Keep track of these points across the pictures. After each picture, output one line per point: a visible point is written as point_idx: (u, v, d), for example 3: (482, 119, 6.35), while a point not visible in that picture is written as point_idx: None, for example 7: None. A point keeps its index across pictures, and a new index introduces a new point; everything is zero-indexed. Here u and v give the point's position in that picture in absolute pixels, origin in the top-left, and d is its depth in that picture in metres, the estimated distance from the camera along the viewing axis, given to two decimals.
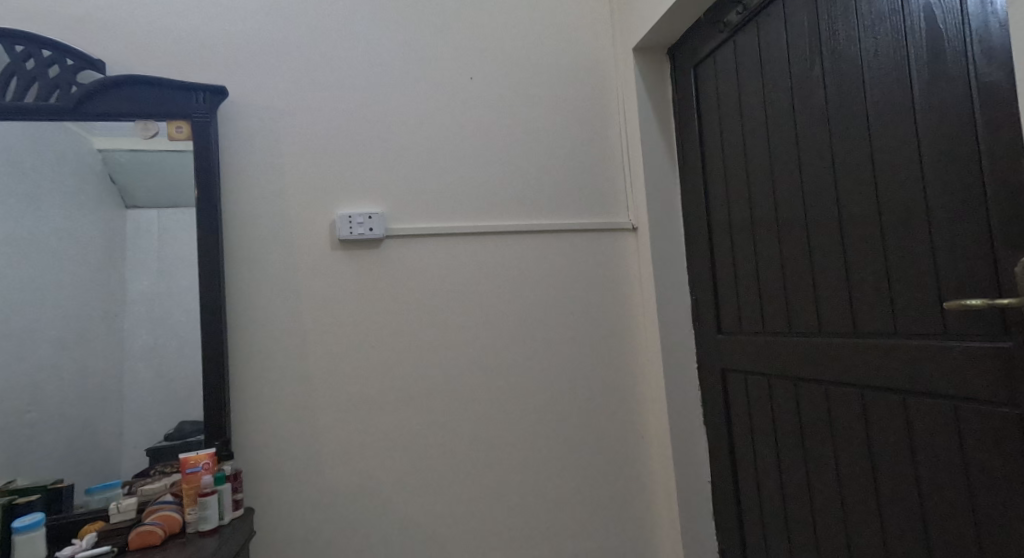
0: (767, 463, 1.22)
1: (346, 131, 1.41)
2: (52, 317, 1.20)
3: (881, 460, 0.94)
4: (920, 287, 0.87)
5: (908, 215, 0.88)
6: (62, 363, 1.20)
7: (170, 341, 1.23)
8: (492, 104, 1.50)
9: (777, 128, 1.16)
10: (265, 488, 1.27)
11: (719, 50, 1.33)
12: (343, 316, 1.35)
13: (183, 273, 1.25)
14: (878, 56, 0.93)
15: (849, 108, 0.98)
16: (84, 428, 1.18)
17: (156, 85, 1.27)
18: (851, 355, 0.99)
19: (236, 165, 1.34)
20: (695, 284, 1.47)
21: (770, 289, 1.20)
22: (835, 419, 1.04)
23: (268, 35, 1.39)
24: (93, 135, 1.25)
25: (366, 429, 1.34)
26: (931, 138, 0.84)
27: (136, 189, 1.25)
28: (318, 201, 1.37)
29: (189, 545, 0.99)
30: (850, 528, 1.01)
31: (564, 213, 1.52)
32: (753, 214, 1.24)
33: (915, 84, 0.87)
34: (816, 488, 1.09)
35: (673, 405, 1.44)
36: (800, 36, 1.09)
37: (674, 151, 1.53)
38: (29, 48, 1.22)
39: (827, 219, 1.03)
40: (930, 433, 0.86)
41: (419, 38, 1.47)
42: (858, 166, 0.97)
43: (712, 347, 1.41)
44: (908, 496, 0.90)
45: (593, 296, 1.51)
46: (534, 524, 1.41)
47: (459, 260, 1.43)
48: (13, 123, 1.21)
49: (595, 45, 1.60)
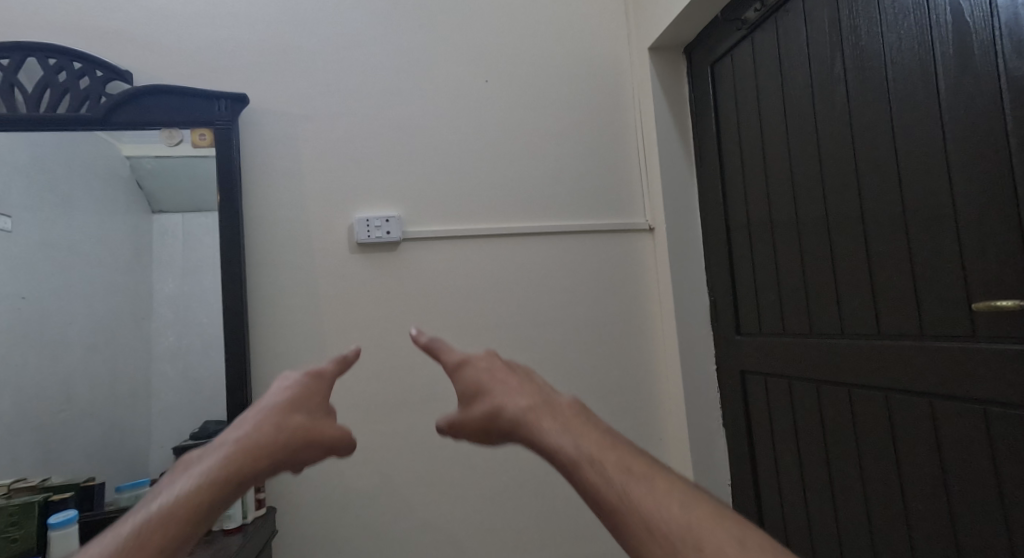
0: (789, 465, 1.20)
1: (363, 135, 1.42)
2: (84, 320, 1.25)
3: (907, 466, 0.92)
4: (948, 287, 0.84)
5: (936, 212, 0.85)
6: (93, 364, 1.24)
7: (195, 343, 1.27)
8: (508, 106, 1.50)
9: (797, 126, 1.13)
10: (287, 487, 1.30)
11: (737, 47, 1.31)
12: (362, 319, 1.37)
13: (207, 276, 1.28)
14: (901, 52, 0.90)
15: (872, 104, 0.95)
16: (115, 427, 1.23)
17: (180, 94, 1.30)
18: (876, 357, 0.96)
19: (257, 170, 1.37)
20: (714, 284, 1.45)
21: (791, 288, 1.17)
22: (859, 421, 1.01)
23: (287, 43, 1.41)
24: (122, 143, 1.29)
25: (385, 431, 1.36)
26: (959, 134, 0.82)
27: (162, 195, 1.30)
28: (337, 205, 1.39)
29: (215, 544, 1.01)
30: (875, 530, 0.99)
31: (580, 213, 1.51)
32: (773, 212, 1.22)
33: (941, 80, 0.84)
34: (839, 489, 1.06)
35: (691, 408, 1.43)
36: (820, 32, 1.06)
37: (692, 151, 1.51)
38: (62, 61, 1.26)
39: (850, 219, 1.01)
40: (959, 435, 0.83)
41: (434, 42, 1.48)
42: (881, 164, 0.94)
43: (731, 348, 1.38)
44: (936, 500, 0.87)
45: (609, 297, 1.50)
46: (552, 525, 1.41)
47: (475, 263, 1.44)
48: (46, 133, 1.26)
49: (610, 44, 1.58)
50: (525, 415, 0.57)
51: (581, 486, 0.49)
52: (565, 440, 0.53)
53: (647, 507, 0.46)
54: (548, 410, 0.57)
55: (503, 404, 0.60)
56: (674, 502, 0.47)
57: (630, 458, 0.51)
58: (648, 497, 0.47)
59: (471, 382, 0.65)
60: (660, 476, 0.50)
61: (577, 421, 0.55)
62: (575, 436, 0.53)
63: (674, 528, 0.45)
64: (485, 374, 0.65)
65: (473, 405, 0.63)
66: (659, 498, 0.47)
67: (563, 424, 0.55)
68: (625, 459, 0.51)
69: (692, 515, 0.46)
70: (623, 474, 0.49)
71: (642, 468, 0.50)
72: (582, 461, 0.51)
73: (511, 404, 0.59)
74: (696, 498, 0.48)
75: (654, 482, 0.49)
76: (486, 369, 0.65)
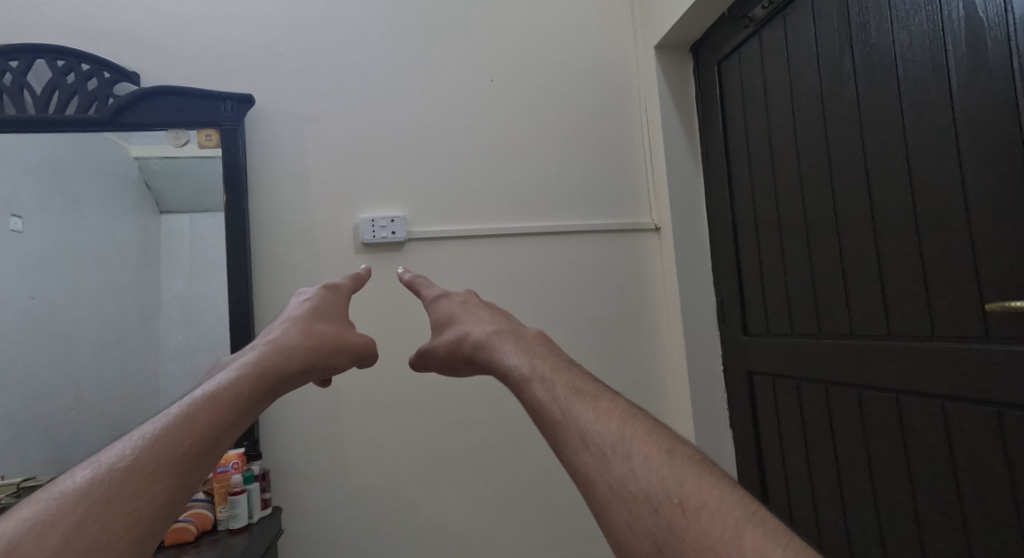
0: (796, 465, 1.19)
1: (367, 135, 1.42)
2: (93, 319, 1.26)
3: (918, 469, 0.90)
4: (959, 286, 0.83)
5: (947, 209, 0.84)
6: (101, 363, 1.25)
7: (202, 342, 1.28)
8: (513, 106, 1.50)
9: (804, 123, 1.12)
10: (293, 486, 1.30)
11: (745, 45, 1.30)
12: (367, 319, 1.37)
13: (214, 276, 1.29)
14: (911, 48, 0.89)
15: (882, 101, 0.94)
16: (123, 426, 1.23)
17: (186, 95, 1.31)
18: (887, 357, 0.95)
19: (263, 171, 1.37)
20: (720, 284, 1.44)
21: (799, 287, 1.16)
22: (868, 421, 1.00)
23: (292, 43, 1.41)
24: (130, 144, 1.30)
25: (389, 431, 1.36)
26: (971, 131, 0.80)
27: (170, 196, 1.30)
28: (342, 205, 1.39)
29: (221, 543, 1.02)
30: (885, 532, 0.97)
31: (586, 213, 1.50)
32: (781, 210, 1.21)
33: (953, 77, 0.83)
34: (848, 490, 1.05)
35: (698, 408, 1.42)
36: (829, 29, 1.05)
37: (698, 150, 1.50)
38: (70, 63, 1.27)
39: (859, 217, 0.99)
40: (972, 436, 0.82)
41: (438, 42, 1.48)
42: (891, 161, 0.93)
43: (738, 348, 1.37)
44: (948, 501, 0.86)
45: (616, 296, 1.49)
46: (557, 526, 1.40)
47: (480, 263, 1.43)
48: (55, 134, 1.27)
49: (616, 43, 1.57)
50: (483, 339, 0.76)
51: (527, 396, 0.59)
52: (516, 357, 0.67)
53: (579, 417, 0.52)
54: (508, 341, 0.72)
55: (467, 332, 0.80)
56: (612, 420, 0.50)
57: (580, 380, 0.58)
58: (582, 407, 0.53)
59: (447, 314, 0.89)
60: (605, 397, 0.54)
61: (531, 347, 0.68)
62: (527, 358, 0.65)
63: (603, 437, 0.49)
64: (458, 310, 0.88)
65: (447, 333, 0.84)
66: (596, 412, 0.52)
67: (517, 349, 0.69)
68: (574, 380, 0.58)
69: (624, 429, 0.49)
70: (571, 395, 0.55)
71: (588, 386, 0.57)
72: (528, 376, 0.61)
73: (473, 332, 0.79)
74: (634, 417, 0.51)
75: (596, 401, 0.53)
76: (460, 308, 0.88)
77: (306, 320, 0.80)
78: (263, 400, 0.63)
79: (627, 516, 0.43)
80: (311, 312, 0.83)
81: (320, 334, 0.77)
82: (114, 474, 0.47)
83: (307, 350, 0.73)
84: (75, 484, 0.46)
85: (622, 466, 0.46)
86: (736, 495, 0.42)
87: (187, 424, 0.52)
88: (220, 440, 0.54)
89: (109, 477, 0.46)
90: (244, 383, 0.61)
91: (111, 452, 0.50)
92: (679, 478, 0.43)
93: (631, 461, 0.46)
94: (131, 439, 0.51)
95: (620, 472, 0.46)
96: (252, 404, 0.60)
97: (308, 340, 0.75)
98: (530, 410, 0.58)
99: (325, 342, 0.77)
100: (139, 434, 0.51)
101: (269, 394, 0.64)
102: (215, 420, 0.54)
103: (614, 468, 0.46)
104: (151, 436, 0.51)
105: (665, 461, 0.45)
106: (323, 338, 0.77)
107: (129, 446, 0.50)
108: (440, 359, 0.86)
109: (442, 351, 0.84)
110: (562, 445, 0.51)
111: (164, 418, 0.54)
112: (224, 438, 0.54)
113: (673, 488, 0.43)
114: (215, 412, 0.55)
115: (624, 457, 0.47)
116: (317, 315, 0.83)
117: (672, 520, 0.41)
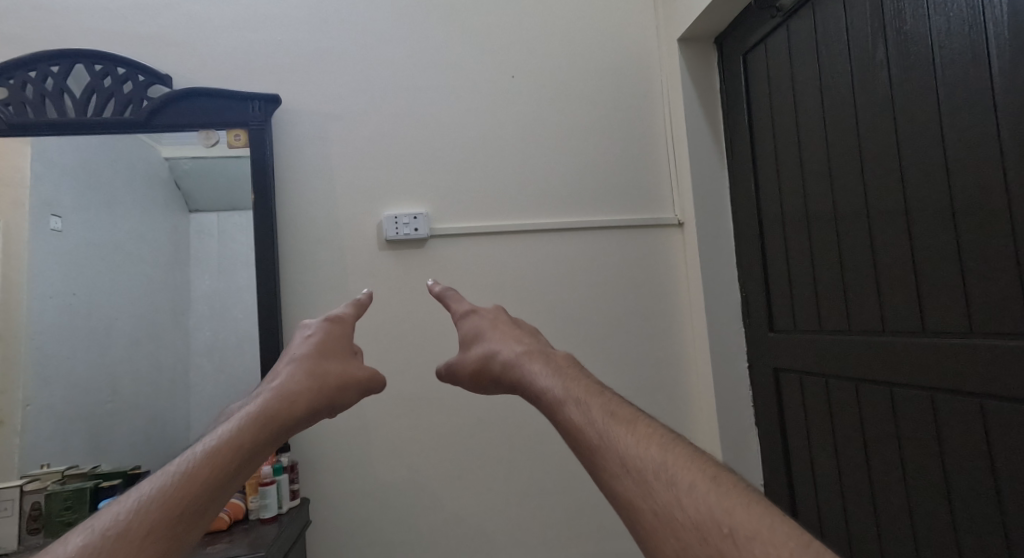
0: (826, 469, 1.16)
1: (388, 133, 1.43)
2: (129, 315, 1.30)
3: (956, 482, 0.88)
4: (1000, 287, 0.81)
5: (989, 209, 0.81)
6: (137, 357, 1.29)
7: (230, 337, 1.31)
8: (534, 101, 1.49)
9: (835, 116, 1.09)
10: (319, 480, 1.33)
11: (772, 35, 1.27)
12: (390, 313, 1.39)
13: (241, 273, 1.32)
14: (950, 37, 0.86)
15: (920, 93, 0.91)
16: (159, 419, 1.28)
17: (216, 97, 1.33)
18: (921, 360, 0.93)
19: (289, 169, 1.39)
20: (746, 279, 1.41)
21: (830, 286, 1.13)
22: (902, 428, 0.97)
23: (317, 44, 1.43)
24: (162, 145, 1.33)
25: (413, 427, 1.37)
26: (1013, 125, 0.78)
27: (200, 196, 1.34)
28: (365, 203, 1.41)
29: (252, 532, 1.05)
30: (921, 544, 0.95)
31: (608, 208, 1.49)
32: (810, 208, 1.18)
33: (995, 68, 0.80)
34: (881, 499, 1.02)
35: (722, 406, 1.40)
36: (861, 18, 1.02)
37: (722, 144, 1.48)
38: (107, 67, 1.31)
39: (893, 215, 0.97)
40: (1014, 447, 0.79)
41: (460, 41, 1.48)
42: (927, 156, 0.90)
43: (764, 346, 1.35)
44: (988, 512, 0.83)
45: (638, 291, 1.48)
46: (580, 524, 1.40)
47: (501, 259, 1.43)
48: (91, 136, 1.31)
49: (639, 37, 1.56)
50: (513, 358, 0.76)
51: (560, 418, 0.58)
52: (549, 376, 0.67)
53: (617, 440, 0.52)
54: (537, 360, 0.72)
55: (495, 350, 0.80)
56: (652, 446, 0.51)
57: (616, 405, 0.58)
58: (620, 431, 0.53)
59: (474, 331, 0.89)
60: (642, 422, 0.54)
61: (563, 369, 0.68)
62: (560, 380, 0.65)
63: (644, 462, 0.49)
64: (485, 326, 0.88)
65: (474, 350, 0.85)
66: (634, 436, 0.52)
67: (546, 370, 0.69)
68: (610, 404, 0.57)
69: (666, 455, 0.49)
70: (607, 417, 0.55)
71: (625, 411, 0.56)
72: (561, 398, 0.61)
73: (502, 351, 0.79)
74: (675, 443, 0.51)
75: (634, 425, 0.53)
76: (487, 325, 0.88)
77: (313, 358, 0.80)
78: (266, 447, 0.64)
79: (675, 545, 0.44)
80: (318, 348, 0.83)
81: (324, 375, 0.78)
82: (106, 541, 0.49)
83: (310, 393, 0.73)
84: (68, 551, 0.48)
85: (667, 492, 0.46)
86: (788, 525, 0.42)
87: (182, 483, 0.54)
88: (215, 499, 0.55)
89: (101, 543, 0.49)
90: (245, 433, 0.62)
91: (108, 513, 0.52)
92: (727, 506, 0.44)
93: (676, 488, 0.46)
94: (128, 499, 0.53)
95: (665, 500, 0.46)
96: (254, 452, 0.61)
97: (312, 382, 0.75)
98: (564, 432, 0.57)
99: (330, 381, 0.78)
100: (136, 494, 0.53)
101: (273, 440, 0.65)
102: (212, 476, 0.56)
103: (659, 494, 0.46)
104: (146, 497, 0.53)
105: (711, 488, 0.45)
106: (328, 379, 0.78)
107: (126, 508, 0.52)
108: (467, 376, 0.86)
109: (468, 368, 0.85)
110: (601, 468, 0.51)
111: (163, 475, 0.55)
112: (218, 496, 0.56)
113: (722, 516, 0.43)
114: (212, 468, 0.56)
115: (669, 483, 0.47)
116: (324, 351, 0.83)
117: (723, 549, 0.41)
